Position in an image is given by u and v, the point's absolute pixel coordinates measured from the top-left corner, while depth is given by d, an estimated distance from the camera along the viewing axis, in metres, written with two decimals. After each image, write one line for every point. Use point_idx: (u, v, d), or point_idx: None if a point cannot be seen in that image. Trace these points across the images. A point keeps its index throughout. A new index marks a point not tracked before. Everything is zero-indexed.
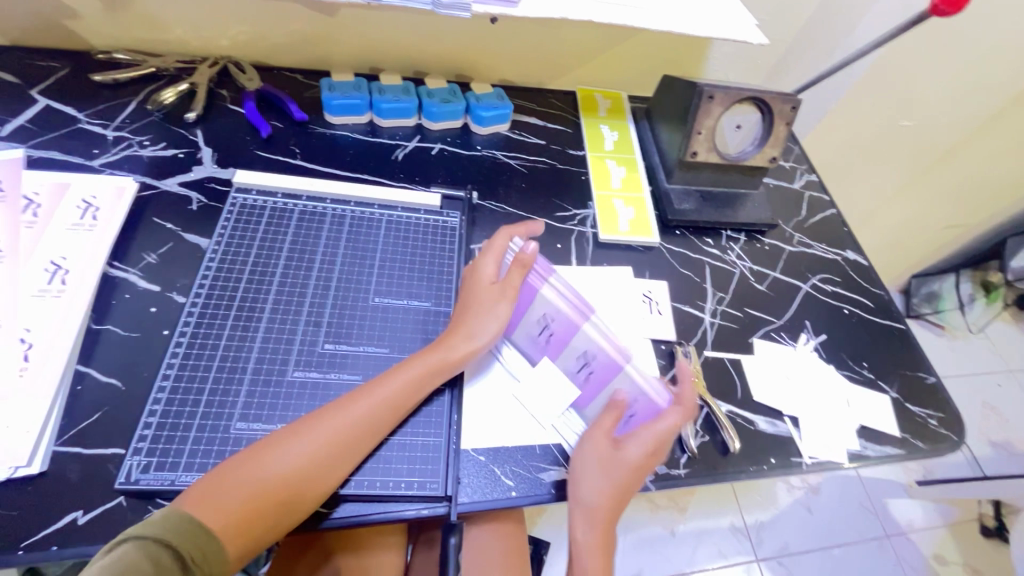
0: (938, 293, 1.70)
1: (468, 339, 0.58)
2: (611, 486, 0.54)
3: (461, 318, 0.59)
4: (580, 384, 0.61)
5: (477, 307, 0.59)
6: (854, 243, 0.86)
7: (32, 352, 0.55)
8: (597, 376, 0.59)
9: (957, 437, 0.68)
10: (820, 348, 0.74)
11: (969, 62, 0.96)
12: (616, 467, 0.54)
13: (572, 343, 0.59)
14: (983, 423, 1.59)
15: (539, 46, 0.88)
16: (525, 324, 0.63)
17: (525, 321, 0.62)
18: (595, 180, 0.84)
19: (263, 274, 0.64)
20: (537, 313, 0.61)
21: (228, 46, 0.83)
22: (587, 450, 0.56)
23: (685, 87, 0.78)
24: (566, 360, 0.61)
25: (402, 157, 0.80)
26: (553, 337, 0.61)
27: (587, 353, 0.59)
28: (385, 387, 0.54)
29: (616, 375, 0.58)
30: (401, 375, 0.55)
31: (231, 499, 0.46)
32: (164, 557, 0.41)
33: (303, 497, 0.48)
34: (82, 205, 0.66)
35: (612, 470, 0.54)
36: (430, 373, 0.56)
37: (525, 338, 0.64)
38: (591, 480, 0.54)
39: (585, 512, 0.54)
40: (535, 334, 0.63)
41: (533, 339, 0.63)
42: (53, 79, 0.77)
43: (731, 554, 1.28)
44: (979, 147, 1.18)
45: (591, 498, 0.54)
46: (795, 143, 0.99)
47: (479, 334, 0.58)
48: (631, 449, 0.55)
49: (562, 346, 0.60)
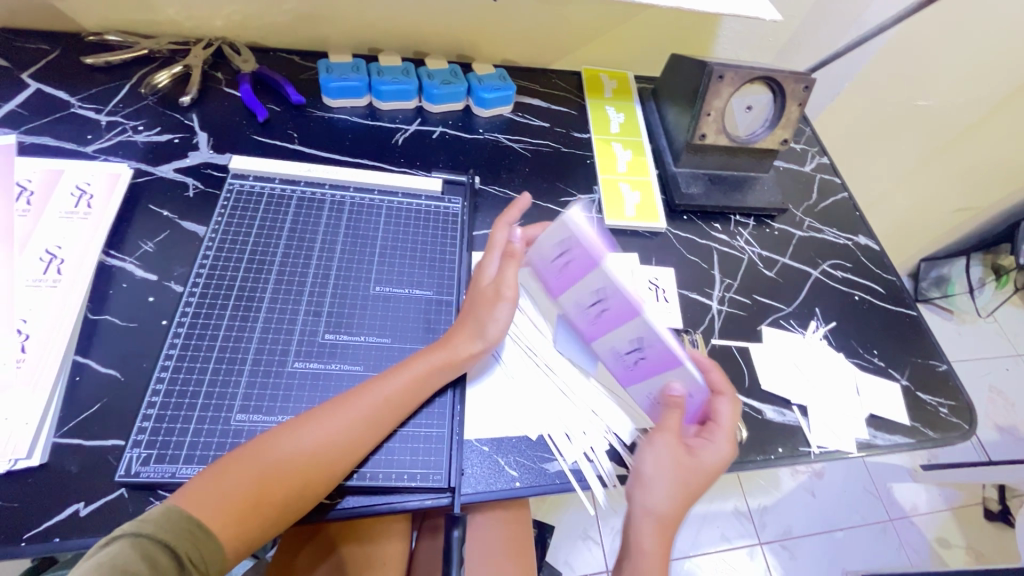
0: (947, 277, 1.67)
1: (470, 343, 0.57)
2: (676, 493, 0.53)
3: (459, 321, 0.58)
4: (627, 364, 0.59)
5: (478, 310, 0.58)
6: (866, 228, 0.84)
7: (29, 343, 0.54)
8: (649, 364, 0.56)
9: (968, 425, 0.67)
10: (829, 335, 0.72)
11: (991, 40, 0.93)
12: (681, 460, 0.53)
13: (627, 327, 0.55)
14: (989, 408, 1.57)
15: (542, 25, 0.85)
16: (576, 290, 0.57)
17: (578, 290, 0.57)
18: (600, 163, 0.82)
19: (261, 262, 0.63)
20: (592, 285, 0.55)
21: (222, 26, 0.81)
22: (661, 484, 0.53)
23: (694, 67, 0.75)
24: (618, 341, 0.57)
25: (402, 141, 0.78)
26: (605, 313, 0.56)
27: (642, 340, 0.54)
28: (386, 389, 0.53)
29: (670, 368, 0.54)
30: (403, 378, 0.54)
31: (226, 498, 0.45)
32: (161, 557, 0.41)
33: (299, 497, 0.47)
34: (76, 192, 0.65)
35: (692, 476, 0.53)
36: (430, 374, 0.55)
37: (576, 307, 0.59)
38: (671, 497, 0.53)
39: (663, 524, 0.53)
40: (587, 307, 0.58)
41: (581, 308, 0.59)
42: (44, 62, 0.75)
43: (734, 537, 1.29)
44: (997, 127, 1.14)
45: (665, 507, 0.53)
46: (807, 125, 0.97)
47: (476, 339, 0.57)
48: (705, 447, 0.54)
49: (618, 326, 0.56)
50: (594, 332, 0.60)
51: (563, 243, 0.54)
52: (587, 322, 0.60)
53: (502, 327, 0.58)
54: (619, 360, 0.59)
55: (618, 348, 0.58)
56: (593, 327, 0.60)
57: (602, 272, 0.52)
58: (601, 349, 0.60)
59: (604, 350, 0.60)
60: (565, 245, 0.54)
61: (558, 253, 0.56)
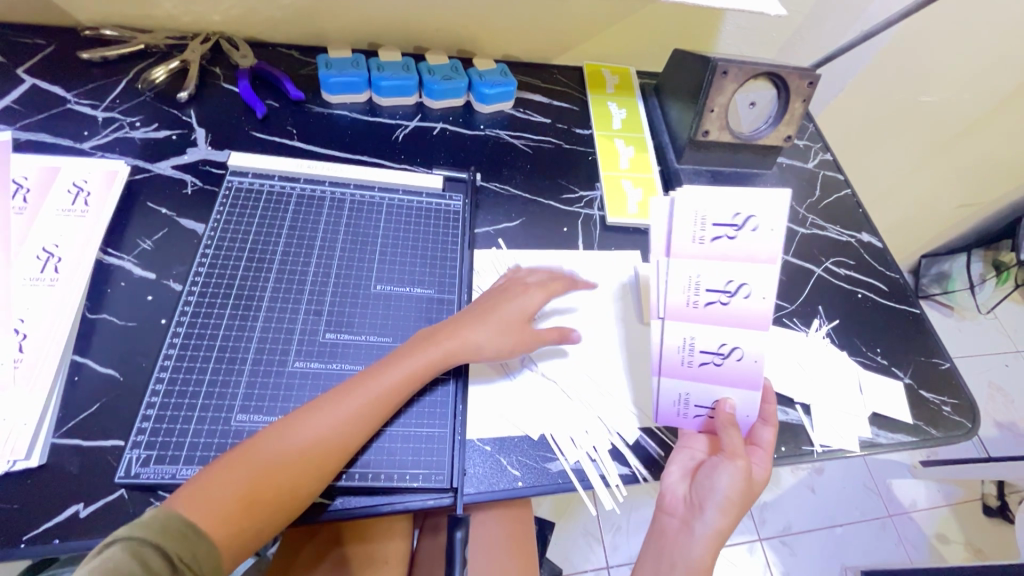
0: (948, 273, 1.67)
1: (467, 343, 0.56)
2: (737, 512, 0.53)
3: (467, 323, 0.57)
4: (686, 363, 0.55)
5: (487, 322, 0.57)
6: (869, 225, 0.83)
7: (26, 343, 0.53)
8: (715, 374, 0.54)
9: (971, 424, 0.67)
10: (832, 333, 0.72)
11: (998, 35, 0.92)
12: (750, 485, 0.53)
13: (735, 337, 0.53)
14: (989, 405, 1.57)
15: (544, 19, 0.84)
16: (706, 268, 0.53)
17: (712, 269, 0.53)
18: (602, 160, 0.81)
19: (260, 260, 0.63)
20: (738, 275, 0.53)
21: (219, 21, 0.80)
22: (726, 508, 0.52)
23: (697, 63, 0.74)
24: (706, 336, 0.54)
25: (402, 137, 0.78)
26: (716, 308, 0.53)
27: (733, 351, 0.54)
28: (376, 385, 0.52)
29: (735, 388, 0.54)
30: (393, 374, 0.53)
31: (218, 498, 0.45)
32: (152, 559, 0.41)
33: (291, 496, 0.47)
34: (73, 189, 0.64)
35: (750, 498, 0.54)
36: (427, 372, 0.54)
37: (686, 282, 0.53)
38: (729, 520, 0.53)
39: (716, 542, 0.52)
40: (702, 292, 0.53)
41: (694, 289, 0.53)
42: (40, 57, 0.75)
43: (734, 534, 1.29)
44: (1001, 123, 1.13)
45: (724, 528, 0.52)
46: (810, 120, 0.96)
47: (476, 341, 0.56)
48: (758, 470, 0.55)
49: (714, 326, 0.53)
50: (677, 314, 0.54)
51: (742, 221, 0.52)
52: (682, 303, 0.53)
53: (501, 350, 0.57)
54: (682, 352, 0.54)
55: (697, 342, 0.54)
56: (681, 311, 0.54)
57: (772, 272, 0.52)
58: (670, 336, 0.54)
59: (672, 336, 0.54)
60: (743, 221, 0.52)
61: (726, 225, 0.52)
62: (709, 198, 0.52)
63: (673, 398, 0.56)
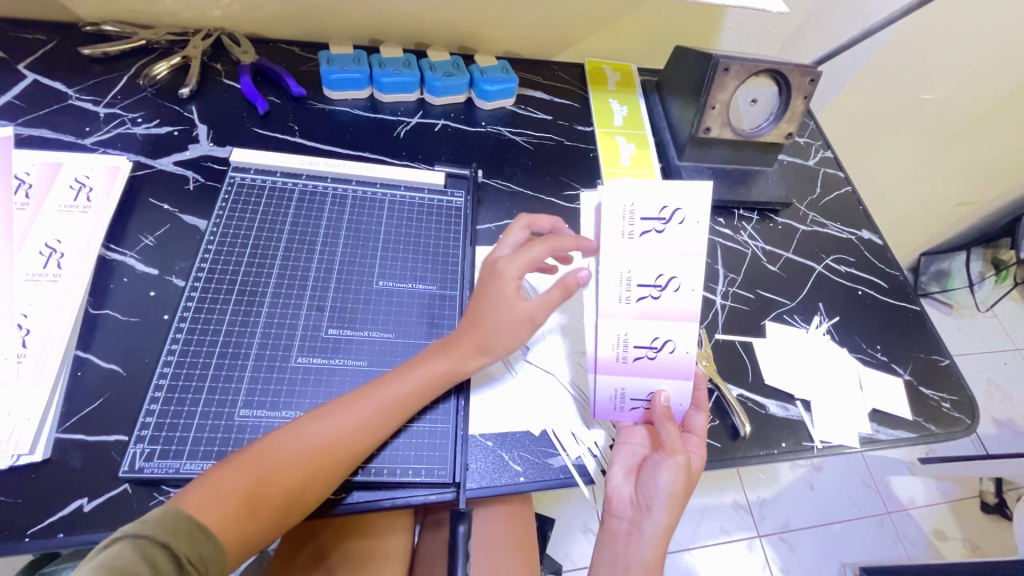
0: (947, 271, 1.67)
1: (476, 354, 0.55)
2: (681, 506, 0.54)
3: (474, 328, 0.55)
4: (619, 362, 0.53)
5: (495, 326, 0.54)
6: (869, 222, 0.84)
7: (29, 338, 0.53)
8: (648, 368, 0.53)
9: (970, 421, 0.67)
10: (832, 330, 0.72)
11: (999, 33, 0.92)
12: (689, 474, 0.53)
13: (669, 331, 0.52)
14: (988, 402, 1.58)
15: (545, 16, 0.84)
16: (637, 262, 0.51)
17: (643, 263, 0.51)
18: (604, 156, 0.81)
19: (263, 257, 0.63)
20: (668, 268, 0.51)
21: (221, 17, 0.80)
22: (666, 502, 0.52)
23: (699, 60, 0.74)
24: (639, 332, 0.52)
25: (403, 134, 0.78)
26: (647, 300, 0.51)
27: (666, 343, 0.52)
28: (384, 389, 0.52)
29: (668, 380, 0.53)
30: (400, 376, 0.53)
31: (223, 499, 0.45)
32: (160, 558, 0.41)
33: (295, 495, 0.47)
34: (75, 184, 0.64)
35: (691, 485, 0.54)
36: (435, 380, 0.54)
37: (617, 278, 0.51)
38: (673, 511, 0.53)
39: (664, 536, 0.53)
40: (634, 287, 0.51)
41: (627, 283, 0.51)
42: (41, 53, 0.75)
43: (733, 530, 1.29)
44: (1001, 122, 1.13)
45: (669, 520, 0.53)
46: (811, 118, 0.96)
47: (482, 345, 0.54)
48: (695, 457, 0.55)
49: (647, 319, 0.51)
50: (610, 311, 0.52)
51: (670, 214, 0.51)
52: (614, 297, 0.51)
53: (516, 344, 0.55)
54: (616, 349, 0.52)
55: (630, 338, 0.52)
56: (614, 308, 0.52)
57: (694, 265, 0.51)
58: (603, 338, 0.52)
59: (606, 333, 0.52)
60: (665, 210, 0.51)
61: (654, 219, 0.51)
62: (634, 191, 0.51)
63: (607, 391, 0.54)
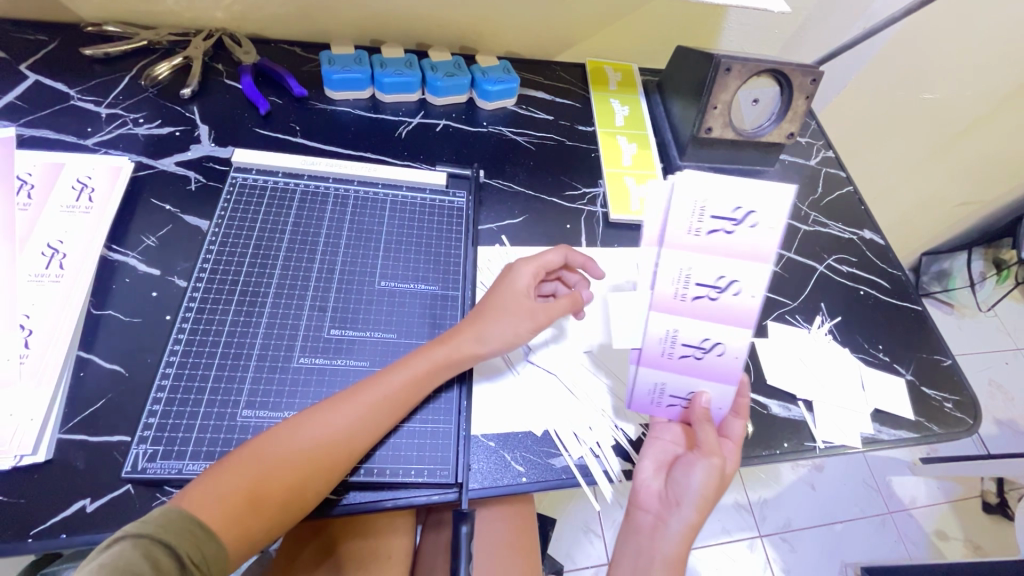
0: (948, 272, 1.66)
1: (475, 343, 0.55)
2: (709, 507, 0.54)
3: (476, 320, 0.56)
4: (665, 356, 0.51)
5: (494, 318, 0.56)
6: (871, 222, 0.83)
7: (32, 339, 0.53)
8: (693, 367, 0.52)
9: (972, 420, 0.67)
10: (834, 330, 0.72)
11: (1001, 32, 0.91)
12: (720, 477, 0.53)
13: (722, 334, 0.49)
14: (989, 402, 1.58)
15: (547, 16, 0.84)
16: (699, 259, 0.47)
17: (703, 262, 0.47)
18: (605, 156, 0.81)
19: (265, 257, 0.63)
20: (728, 270, 0.47)
21: (222, 17, 0.80)
22: (694, 501, 0.52)
23: (701, 60, 0.74)
24: (689, 331, 0.50)
25: (405, 134, 0.78)
26: (707, 300, 0.48)
27: (715, 346, 0.50)
28: (386, 387, 0.52)
29: (712, 382, 0.52)
30: (403, 374, 0.53)
31: (225, 498, 0.45)
32: (162, 557, 0.41)
33: (297, 494, 0.47)
34: (77, 185, 0.64)
35: (720, 488, 0.54)
36: (433, 371, 0.54)
37: (675, 274, 0.48)
38: (700, 512, 0.53)
39: (689, 535, 0.53)
40: (691, 285, 0.48)
41: (684, 283, 0.48)
42: (42, 54, 0.75)
43: (734, 530, 1.29)
44: (1003, 121, 1.13)
45: (696, 521, 0.53)
46: (812, 117, 0.96)
47: (483, 339, 0.55)
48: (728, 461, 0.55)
49: (704, 318, 0.49)
50: (662, 306, 0.49)
51: (742, 215, 0.45)
52: (669, 294, 0.48)
53: (516, 340, 0.56)
54: (663, 344, 0.51)
55: (679, 334, 0.50)
56: (667, 303, 0.49)
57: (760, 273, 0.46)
58: (653, 332, 0.50)
59: (655, 327, 0.50)
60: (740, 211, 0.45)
61: (724, 217, 0.46)
62: (712, 183, 0.45)
63: (647, 383, 0.54)
